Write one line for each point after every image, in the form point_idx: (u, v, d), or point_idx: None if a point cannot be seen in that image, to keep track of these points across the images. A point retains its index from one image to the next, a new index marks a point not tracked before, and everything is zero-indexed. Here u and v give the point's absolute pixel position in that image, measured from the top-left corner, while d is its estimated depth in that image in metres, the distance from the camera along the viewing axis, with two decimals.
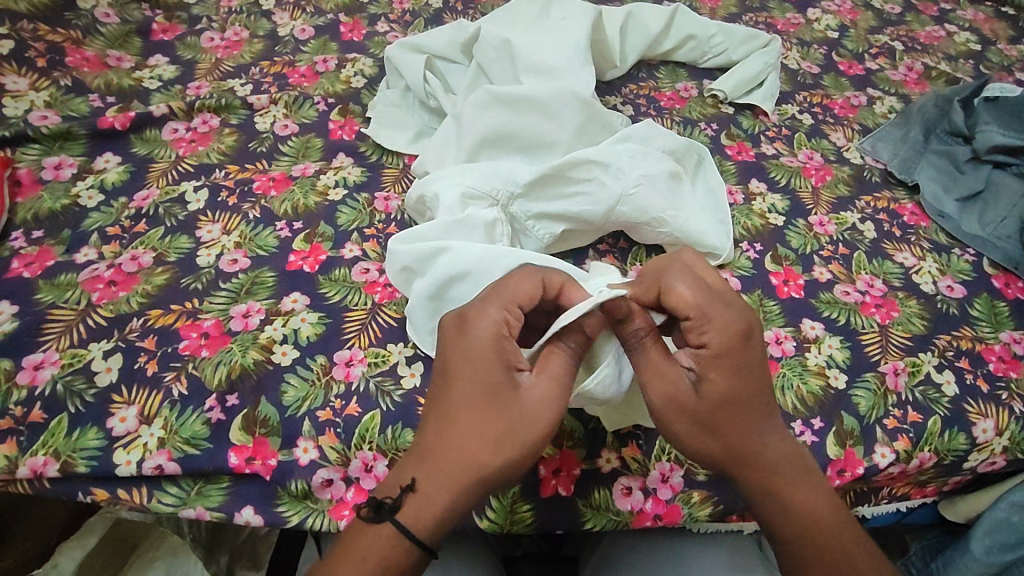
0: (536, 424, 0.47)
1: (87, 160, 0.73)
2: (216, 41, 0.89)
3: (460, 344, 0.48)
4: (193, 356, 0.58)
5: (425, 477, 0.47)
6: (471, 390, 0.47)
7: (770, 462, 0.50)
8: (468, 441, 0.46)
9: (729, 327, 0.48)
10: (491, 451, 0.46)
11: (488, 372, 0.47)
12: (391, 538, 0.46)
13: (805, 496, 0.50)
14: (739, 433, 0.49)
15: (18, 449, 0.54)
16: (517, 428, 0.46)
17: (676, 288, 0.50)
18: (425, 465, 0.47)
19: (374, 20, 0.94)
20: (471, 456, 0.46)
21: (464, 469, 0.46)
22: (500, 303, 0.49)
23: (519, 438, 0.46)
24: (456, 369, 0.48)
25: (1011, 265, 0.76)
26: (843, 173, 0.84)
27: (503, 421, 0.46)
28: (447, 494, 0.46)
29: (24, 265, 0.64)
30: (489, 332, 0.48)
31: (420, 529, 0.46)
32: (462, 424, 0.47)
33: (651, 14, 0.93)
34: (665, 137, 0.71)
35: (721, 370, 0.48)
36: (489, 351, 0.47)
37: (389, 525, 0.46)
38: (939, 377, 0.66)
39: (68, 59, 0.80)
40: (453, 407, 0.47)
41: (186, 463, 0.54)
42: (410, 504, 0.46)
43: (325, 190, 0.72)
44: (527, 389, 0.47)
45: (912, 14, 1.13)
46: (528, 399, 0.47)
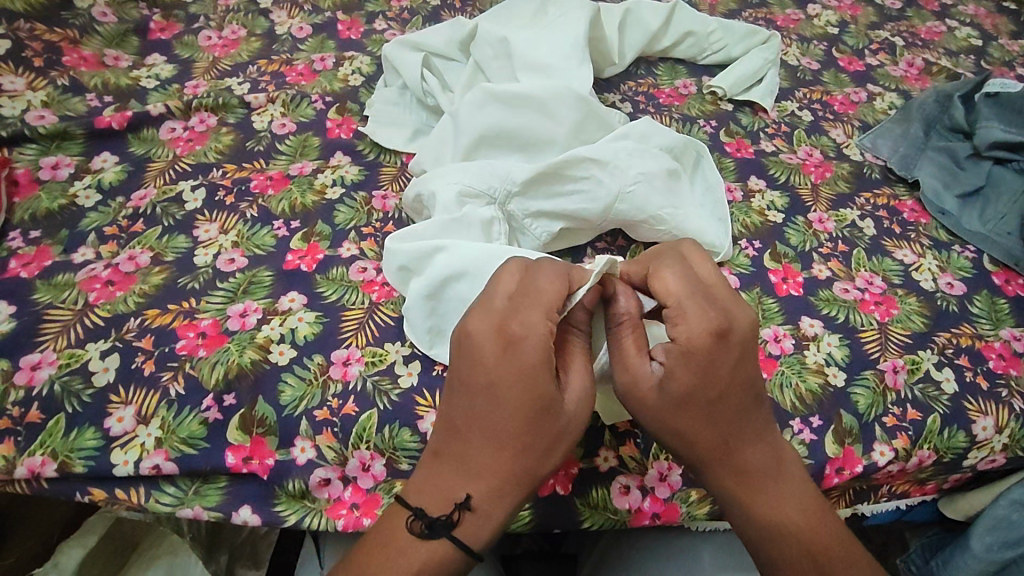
0: (581, 427, 0.48)
1: (85, 159, 0.73)
2: (214, 39, 0.89)
3: (510, 361, 0.46)
4: (191, 355, 0.58)
5: (480, 495, 0.47)
6: (526, 406, 0.46)
7: (740, 461, 0.50)
8: (524, 456, 0.47)
9: (703, 323, 0.48)
10: (546, 462, 0.48)
11: (542, 386, 0.46)
12: (446, 553, 0.47)
13: (781, 496, 0.51)
14: (709, 430, 0.49)
15: (16, 449, 0.54)
16: (567, 436, 0.48)
17: (664, 279, 0.51)
18: (475, 481, 0.47)
19: (372, 18, 0.94)
20: (527, 470, 0.47)
21: (521, 482, 0.47)
22: (544, 313, 0.47)
23: (570, 446, 0.48)
24: (505, 385, 0.46)
25: (1012, 261, 0.76)
26: (843, 169, 0.84)
27: (555, 433, 0.47)
28: (503, 506, 0.48)
29: (22, 264, 0.64)
30: (541, 346, 0.46)
31: (478, 540, 0.48)
32: (518, 440, 0.47)
33: (650, 10, 0.92)
34: (664, 134, 0.71)
35: (687, 367, 0.48)
36: (542, 365, 0.46)
37: (445, 540, 0.47)
38: (939, 374, 0.65)
39: (65, 58, 0.80)
40: (505, 422, 0.47)
41: (183, 462, 0.55)
42: (467, 520, 0.47)
43: (323, 188, 0.72)
44: (570, 396, 0.48)
45: (913, 10, 1.12)
46: (573, 406, 0.48)
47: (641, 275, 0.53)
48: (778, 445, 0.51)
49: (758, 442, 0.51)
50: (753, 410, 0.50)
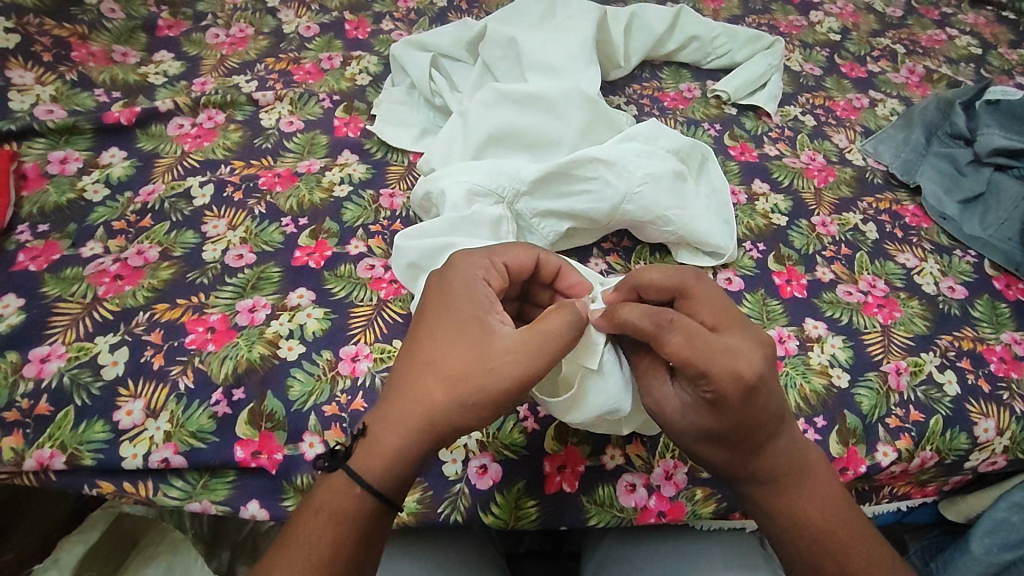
0: (497, 361, 0.46)
1: (93, 154, 0.73)
2: (222, 37, 0.90)
3: (441, 299, 0.50)
4: (200, 350, 0.58)
5: (380, 423, 0.48)
6: (440, 335, 0.48)
7: (764, 477, 0.51)
8: (427, 381, 0.47)
9: (732, 381, 0.46)
10: (451, 393, 0.46)
11: (461, 309, 0.49)
12: (340, 484, 0.46)
13: (806, 497, 0.52)
14: (734, 459, 0.50)
15: (24, 441, 0.54)
16: (473, 370, 0.47)
17: (670, 342, 0.47)
18: (381, 412, 0.48)
19: (380, 18, 0.95)
20: (429, 396, 0.47)
21: (422, 413, 0.47)
22: (491, 256, 0.52)
23: (475, 378, 0.46)
24: (432, 320, 0.49)
25: (1012, 266, 0.77)
26: (846, 174, 0.84)
27: (461, 357, 0.47)
28: (399, 436, 0.47)
29: (30, 258, 0.64)
30: (472, 286, 0.50)
31: (367, 470, 0.46)
32: (424, 360, 0.48)
33: (655, 15, 0.93)
34: (671, 136, 0.71)
35: (716, 415, 0.48)
36: (467, 304, 0.49)
37: (341, 472, 0.47)
38: (941, 376, 0.66)
39: (74, 53, 0.81)
40: (420, 352, 0.49)
41: (192, 456, 0.55)
42: (361, 449, 0.47)
43: (331, 186, 0.73)
44: (498, 332, 0.47)
45: (913, 18, 1.14)
46: (495, 339, 0.47)
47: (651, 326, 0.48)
48: (799, 451, 0.52)
49: (778, 462, 0.51)
50: (775, 432, 0.50)
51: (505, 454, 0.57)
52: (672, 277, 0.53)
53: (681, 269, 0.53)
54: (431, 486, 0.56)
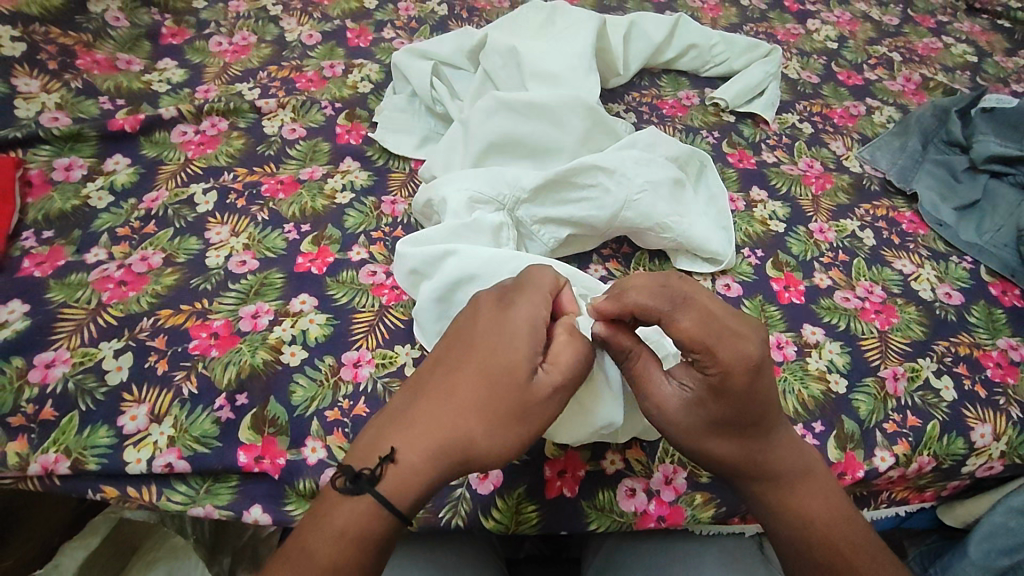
0: (542, 413, 0.48)
1: (98, 161, 0.74)
2: (225, 45, 0.91)
3: (494, 331, 0.50)
4: (203, 355, 0.59)
5: (411, 450, 0.47)
6: (491, 368, 0.49)
7: (766, 472, 0.52)
8: (468, 419, 0.48)
9: (739, 359, 0.47)
10: (490, 432, 0.48)
11: (513, 351, 0.49)
12: (366, 509, 0.46)
13: (806, 495, 0.52)
14: (737, 451, 0.51)
15: (29, 446, 0.54)
16: (518, 418, 0.48)
17: (681, 322, 0.47)
18: (411, 436, 0.48)
19: (381, 26, 0.96)
20: (471, 435, 0.48)
21: (456, 443, 0.47)
22: (541, 293, 0.52)
23: (519, 426, 0.48)
24: (483, 350, 0.49)
25: (1008, 273, 0.77)
26: (843, 181, 0.85)
27: (509, 400, 0.48)
28: (432, 468, 0.47)
29: (35, 264, 0.64)
30: (530, 326, 0.50)
31: (397, 497, 0.47)
32: (469, 395, 0.48)
33: (653, 23, 0.94)
34: (668, 143, 0.72)
35: (723, 400, 0.49)
36: (525, 341, 0.49)
37: (368, 496, 0.46)
38: (938, 382, 0.67)
39: (79, 61, 0.81)
40: (463, 386, 0.49)
41: (196, 461, 0.55)
42: (389, 474, 0.47)
43: (333, 193, 0.73)
44: (546, 380, 0.48)
45: (909, 26, 1.15)
46: (543, 387, 0.48)
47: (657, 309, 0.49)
48: (798, 451, 0.53)
49: (777, 457, 0.52)
50: (775, 428, 0.52)
51: (506, 459, 0.58)
52: (656, 280, 0.50)
53: (665, 274, 0.51)
54: (432, 491, 0.56)
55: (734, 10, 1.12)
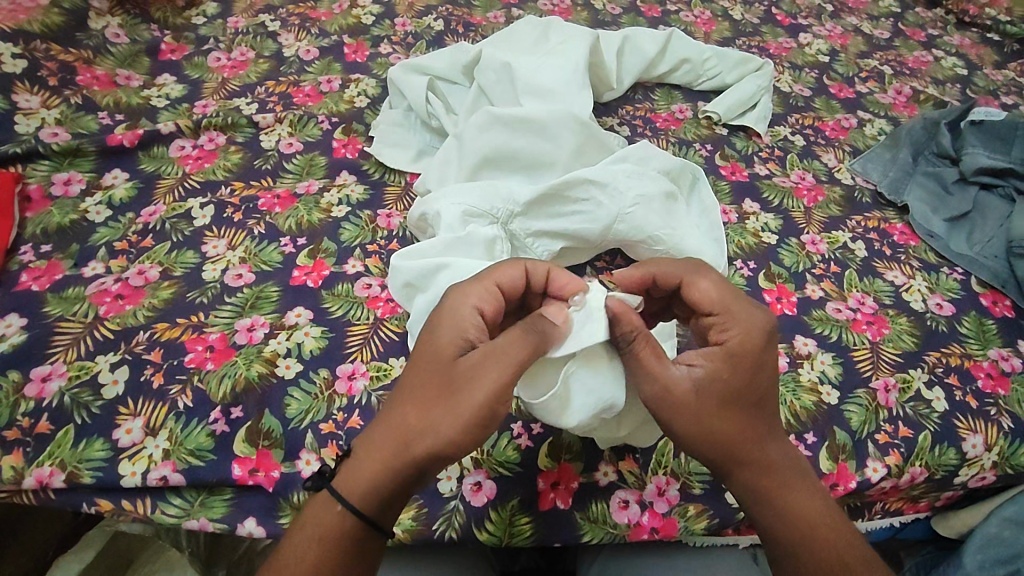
0: (470, 389, 0.47)
1: (96, 175, 0.75)
2: (223, 61, 0.92)
3: (431, 323, 0.51)
4: (199, 368, 0.59)
5: (362, 444, 0.49)
6: (423, 356, 0.49)
7: (767, 463, 0.51)
8: (404, 408, 0.48)
9: (755, 324, 0.52)
10: (423, 415, 0.47)
11: (441, 338, 0.49)
12: (326, 503, 0.48)
13: (798, 491, 0.52)
14: (745, 433, 0.50)
15: (24, 459, 0.54)
16: (448, 399, 0.47)
17: (701, 285, 0.54)
18: (366, 433, 0.50)
19: (378, 41, 0.97)
20: (407, 423, 0.48)
21: (396, 433, 0.48)
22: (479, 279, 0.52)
23: (450, 404, 0.47)
24: (422, 343, 0.51)
25: (999, 284, 0.78)
26: (835, 193, 0.86)
27: (436, 384, 0.48)
28: (377, 459, 0.48)
29: (33, 278, 0.65)
30: (455, 313, 0.50)
31: (350, 489, 0.48)
32: (404, 387, 0.49)
33: (647, 39, 0.96)
34: (661, 157, 0.73)
35: (736, 367, 0.50)
36: (450, 327, 0.49)
37: (326, 492, 0.48)
38: (929, 393, 0.67)
39: (79, 78, 0.82)
40: (404, 380, 0.50)
41: (190, 474, 0.55)
42: (345, 469, 0.49)
43: (329, 207, 0.74)
44: (469, 359, 0.47)
45: (900, 40, 1.17)
46: (465, 365, 0.47)
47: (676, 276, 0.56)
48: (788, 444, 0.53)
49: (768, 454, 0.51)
50: (772, 411, 0.53)
51: (499, 471, 0.58)
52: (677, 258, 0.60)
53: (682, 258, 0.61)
54: (426, 503, 0.57)
55: (726, 24, 1.14)
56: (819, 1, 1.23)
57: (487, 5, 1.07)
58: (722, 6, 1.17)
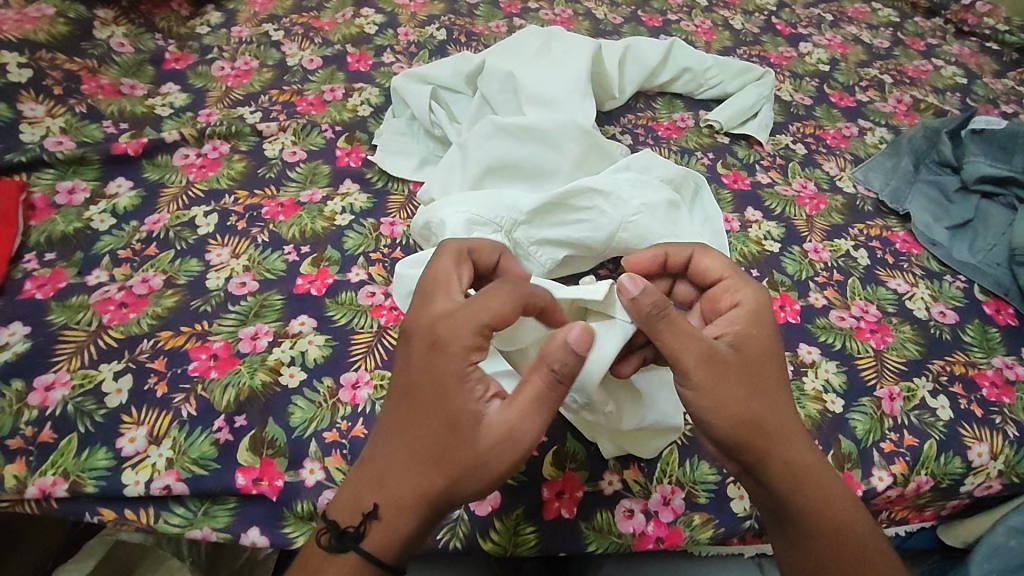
0: (506, 453, 0.45)
1: (100, 184, 0.75)
2: (227, 70, 0.92)
3: (428, 377, 0.46)
4: (203, 377, 0.59)
5: (388, 505, 0.46)
6: (444, 421, 0.45)
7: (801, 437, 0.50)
8: (431, 476, 0.45)
9: (764, 291, 0.53)
10: (457, 483, 0.45)
11: (457, 404, 0.45)
12: (357, 563, 0.46)
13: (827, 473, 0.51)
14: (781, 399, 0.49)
15: (27, 468, 0.54)
16: (484, 467, 0.45)
17: (709, 259, 0.56)
18: (385, 493, 0.46)
19: (381, 51, 0.98)
20: (440, 492, 0.45)
21: (431, 501, 0.45)
22: (470, 324, 0.45)
23: (488, 472, 0.45)
24: (427, 402, 0.46)
25: (1002, 292, 0.78)
26: (836, 202, 0.86)
27: (469, 456, 0.45)
28: (413, 520, 0.46)
29: (36, 286, 0.65)
30: (465, 368, 0.45)
31: (386, 549, 0.46)
32: (423, 453, 0.45)
33: (649, 48, 0.96)
34: (663, 166, 0.73)
35: (760, 326, 0.50)
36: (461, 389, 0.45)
37: (354, 552, 0.46)
38: (934, 401, 0.67)
39: (84, 86, 0.82)
40: (416, 442, 0.45)
41: (194, 483, 0.55)
42: (375, 531, 0.46)
43: (333, 215, 0.74)
44: (498, 422, 0.45)
45: (900, 49, 1.18)
46: (498, 432, 0.44)
47: (683, 253, 0.58)
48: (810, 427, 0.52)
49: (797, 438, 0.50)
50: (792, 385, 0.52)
51: (504, 481, 0.58)
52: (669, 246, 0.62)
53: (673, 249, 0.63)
54: None
55: (727, 33, 1.14)
56: (819, 11, 1.24)
57: (489, 15, 1.08)
58: (722, 16, 1.18)
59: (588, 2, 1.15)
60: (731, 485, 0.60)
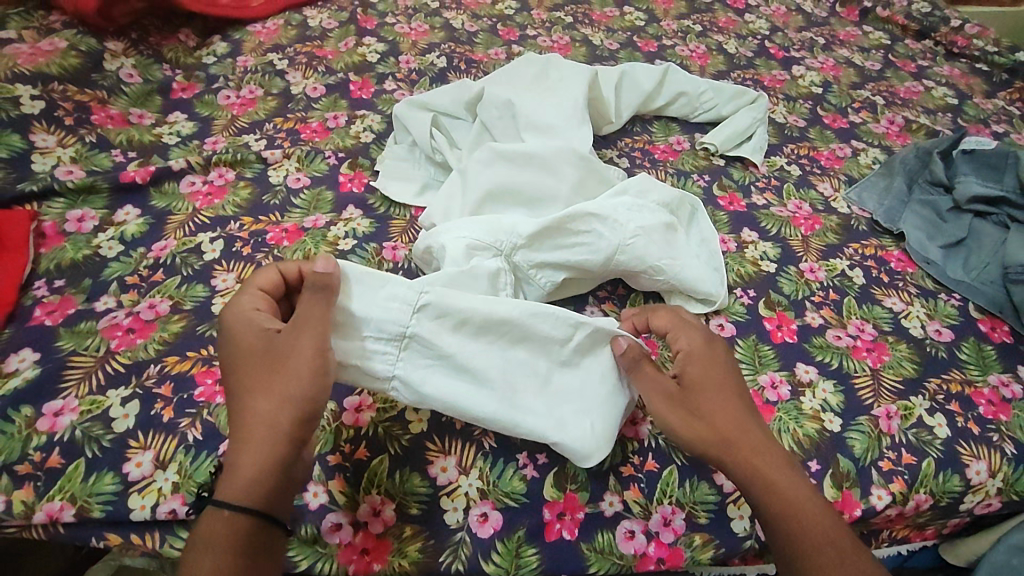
0: (302, 352, 0.51)
1: (109, 212, 0.76)
2: (233, 98, 0.95)
3: (226, 342, 0.52)
4: (208, 402, 0.60)
5: (228, 455, 0.48)
6: (248, 359, 0.51)
7: (748, 447, 0.54)
8: (250, 405, 0.49)
9: (698, 336, 0.60)
10: (267, 396, 0.49)
11: (253, 340, 0.51)
12: (219, 518, 0.46)
13: (786, 478, 0.52)
14: (722, 414, 0.55)
15: (35, 493, 0.55)
16: (289, 372, 0.50)
17: (658, 314, 0.62)
18: (229, 447, 0.49)
19: (382, 78, 1.00)
20: (262, 413, 0.49)
21: (256, 427, 0.48)
22: (249, 291, 0.54)
23: (297, 376, 0.50)
24: (231, 358, 0.51)
25: (997, 309, 0.79)
26: (831, 222, 0.88)
27: (277, 372, 0.50)
28: (251, 456, 0.47)
29: (46, 313, 0.66)
30: (249, 317, 0.52)
31: (236, 492, 0.46)
32: (241, 394, 0.50)
33: (644, 73, 0.98)
34: (660, 189, 0.75)
35: (698, 364, 0.58)
36: (249, 329, 0.52)
37: (212, 507, 0.46)
38: (931, 420, 0.67)
39: (94, 117, 0.85)
40: (236, 390, 0.50)
41: (200, 507, 0.55)
42: (223, 481, 0.47)
43: (336, 240, 0.76)
44: (286, 336, 0.51)
45: (891, 71, 1.20)
46: (290, 341, 0.51)
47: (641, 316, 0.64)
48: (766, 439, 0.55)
49: (763, 449, 0.54)
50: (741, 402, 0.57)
51: (505, 502, 0.58)
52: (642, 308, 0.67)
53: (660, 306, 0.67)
54: (433, 535, 0.56)
55: (721, 57, 1.17)
56: (810, 35, 1.27)
57: (488, 42, 1.11)
58: (716, 41, 1.21)
59: (585, 28, 1.18)
60: (730, 505, 0.60)
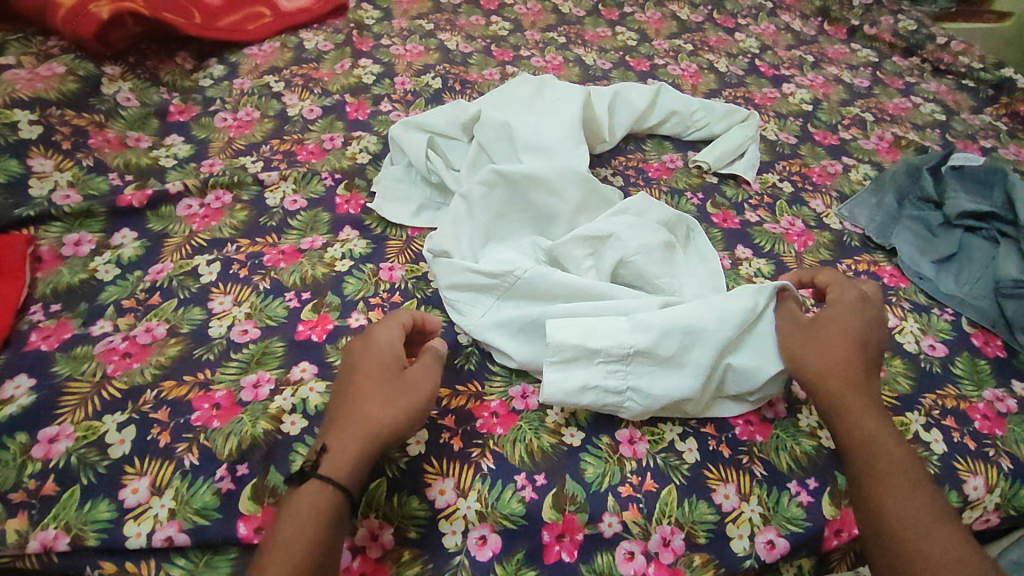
0: (421, 388, 0.57)
1: (106, 236, 0.77)
2: (229, 121, 0.96)
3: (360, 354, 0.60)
4: (205, 426, 0.60)
5: (335, 440, 0.54)
6: (378, 370, 0.58)
7: (852, 414, 0.59)
8: (363, 409, 0.56)
9: (840, 309, 0.65)
10: (384, 406, 0.56)
11: (384, 361, 0.59)
12: (319, 492, 0.52)
13: (888, 453, 0.56)
14: (826, 375, 0.61)
15: (29, 522, 0.54)
16: (403, 395, 0.57)
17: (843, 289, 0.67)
18: (334, 434, 0.55)
19: (378, 100, 1.01)
20: (374, 418, 0.55)
21: (370, 429, 0.55)
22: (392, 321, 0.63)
23: (409, 402, 0.56)
24: (361, 367, 0.59)
25: (989, 324, 0.80)
26: (824, 238, 0.88)
27: (395, 392, 0.57)
28: (356, 448, 0.54)
29: (42, 337, 0.66)
30: (386, 338, 0.61)
31: (338, 475, 0.52)
32: (360, 396, 0.57)
33: (637, 93, 1.00)
34: (659, 209, 0.75)
35: (814, 328, 0.64)
36: (381, 350, 0.60)
37: (313, 481, 0.52)
38: (928, 435, 0.68)
39: (91, 140, 0.85)
40: (356, 392, 0.57)
41: (196, 534, 0.55)
42: (326, 461, 0.53)
43: (333, 261, 0.76)
44: (413, 370, 0.59)
45: (880, 88, 1.22)
46: (414, 374, 0.58)
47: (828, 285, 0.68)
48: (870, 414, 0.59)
49: (864, 418, 0.59)
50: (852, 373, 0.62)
51: (504, 524, 0.58)
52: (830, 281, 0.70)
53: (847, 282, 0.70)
54: (431, 558, 0.56)
55: (712, 76, 1.19)
56: (800, 53, 1.29)
57: (483, 63, 1.12)
58: (707, 60, 1.23)
59: (578, 49, 1.20)
60: (730, 525, 0.60)
